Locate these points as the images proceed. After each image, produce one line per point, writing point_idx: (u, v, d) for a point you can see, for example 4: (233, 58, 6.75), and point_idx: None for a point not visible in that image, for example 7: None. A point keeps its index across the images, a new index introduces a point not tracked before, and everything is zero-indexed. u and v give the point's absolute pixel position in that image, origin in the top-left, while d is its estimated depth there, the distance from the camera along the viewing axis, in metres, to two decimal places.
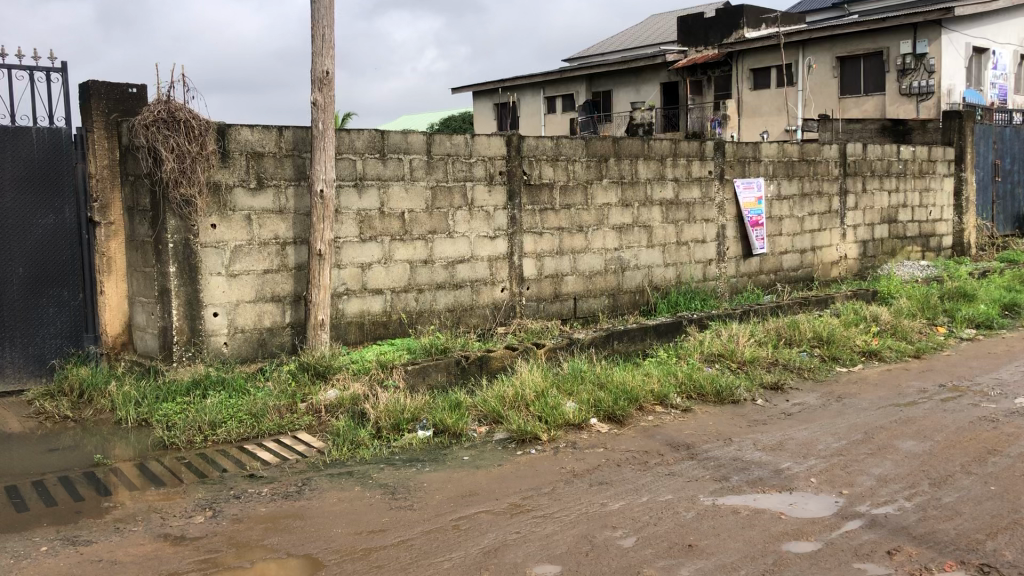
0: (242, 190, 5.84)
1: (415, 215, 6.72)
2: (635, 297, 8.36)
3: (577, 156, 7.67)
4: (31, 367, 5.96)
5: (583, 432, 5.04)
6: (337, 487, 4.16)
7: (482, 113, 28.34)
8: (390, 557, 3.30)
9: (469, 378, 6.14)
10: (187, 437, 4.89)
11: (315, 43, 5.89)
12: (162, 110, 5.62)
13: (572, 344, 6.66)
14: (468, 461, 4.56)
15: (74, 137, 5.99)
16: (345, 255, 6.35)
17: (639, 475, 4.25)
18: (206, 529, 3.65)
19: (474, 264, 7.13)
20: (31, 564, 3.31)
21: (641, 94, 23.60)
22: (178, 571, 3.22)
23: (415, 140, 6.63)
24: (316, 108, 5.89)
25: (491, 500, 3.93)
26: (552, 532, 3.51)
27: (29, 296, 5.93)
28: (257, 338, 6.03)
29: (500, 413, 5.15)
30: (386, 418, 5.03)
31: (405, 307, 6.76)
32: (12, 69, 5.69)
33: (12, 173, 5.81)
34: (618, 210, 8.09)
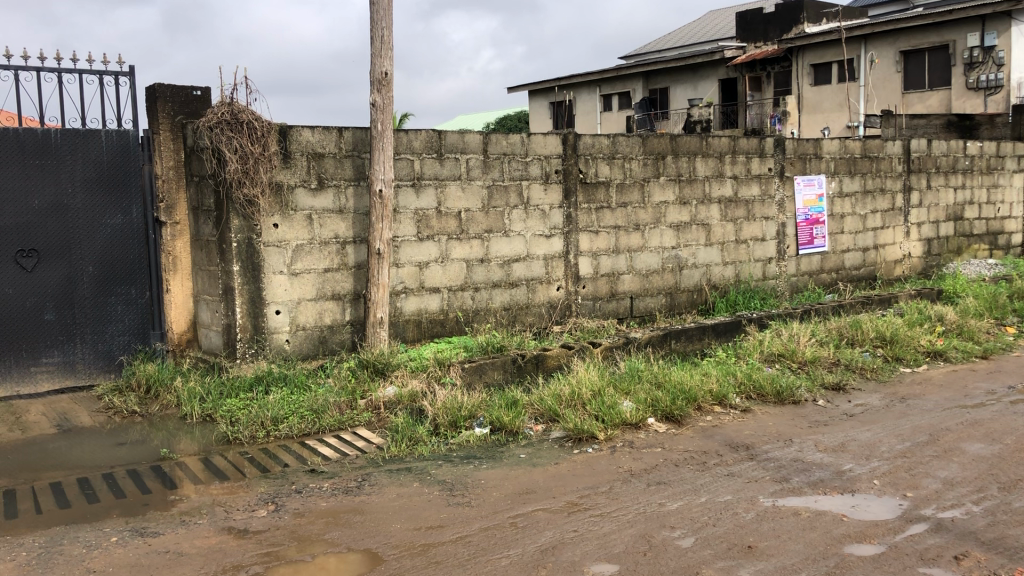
0: (304, 190, 5.94)
1: (471, 214, 6.76)
2: (693, 296, 8.29)
3: (634, 154, 7.63)
4: (101, 362, 6.14)
5: (641, 432, 5.01)
6: (396, 483, 4.21)
7: (538, 112, 28.37)
8: (448, 553, 3.33)
9: (525, 376, 6.15)
10: (249, 432, 4.99)
11: (374, 45, 5.94)
12: (226, 113, 5.74)
13: (629, 343, 6.62)
14: (525, 459, 4.58)
15: (140, 139, 6.15)
16: (403, 254, 6.42)
17: (698, 475, 4.22)
18: (268, 522, 3.73)
19: (530, 262, 7.14)
20: (101, 554, 3.41)
21: (699, 91, 23.36)
22: (242, 564, 3.29)
23: (472, 140, 6.66)
24: (375, 108, 5.95)
25: (548, 499, 3.93)
26: (609, 531, 3.50)
27: (99, 294, 6.10)
28: (317, 335, 6.13)
29: (556, 411, 5.15)
30: (443, 415, 5.08)
31: (462, 305, 6.81)
32: (82, 74, 5.87)
33: (83, 175, 5.99)
34: (676, 208, 8.02)
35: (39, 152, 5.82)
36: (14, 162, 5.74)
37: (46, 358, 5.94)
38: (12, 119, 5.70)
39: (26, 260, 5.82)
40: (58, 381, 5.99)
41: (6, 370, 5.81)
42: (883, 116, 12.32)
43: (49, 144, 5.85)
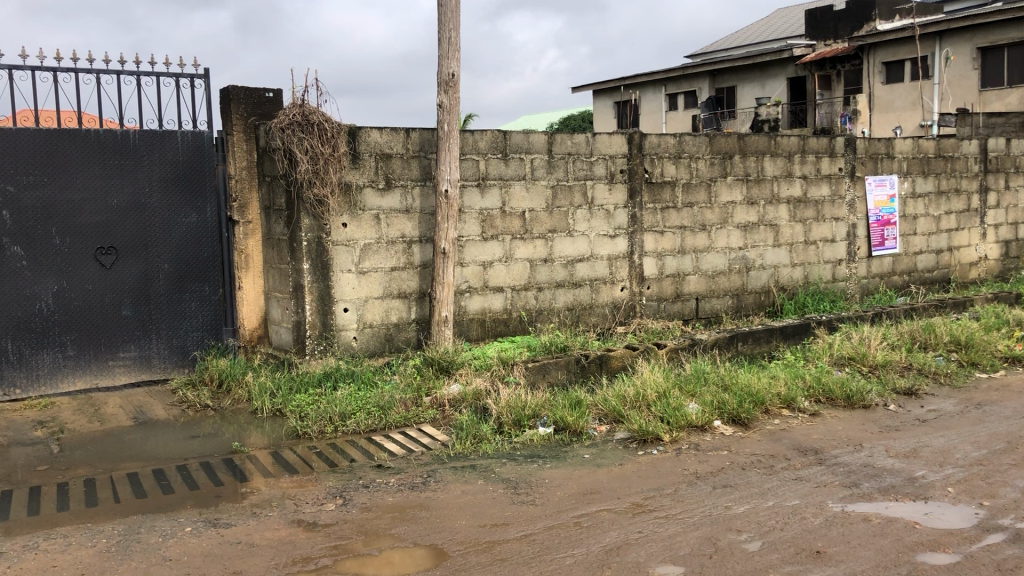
0: (372, 190, 6.03)
1: (535, 215, 6.78)
2: (761, 298, 8.18)
3: (701, 153, 7.56)
4: (175, 357, 6.32)
5: (707, 435, 4.97)
6: (461, 480, 4.25)
7: (602, 111, 28.27)
8: (513, 551, 3.35)
9: (588, 377, 6.14)
10: (318, 427, 5.09)
11: (442, 46, 5.98)
12: (297, 114, 5.85)
13: (694, 345, 6.57)
14: (589, 459, 4.58)
15: (215, 140, 6.31)
16: (468, 253, 6.48)
17: (765, 479, 4.17)
18: (336, 516, 3.79)
19: (595, 263, 7.13)
20: (177, 543, 3.51)
21: (766, 89, 23.02)
22: (311, 556, 3.35)
23: (537, 139, 6.69)
24: (442, 109, 6.00)
25: (612, 499, 3.93)
26: (674, 533, 3.49)
27: (174, 290, 6.27)
28: (383, 333, 6.22)
29: (621, 413, 5.13)
30: (507, 413, 5.10)
31: (525, 305, 6.83)
32: (159, 76, 6.05)
33: (160, 175, 6.17)
34: (743, 208, 7.93)
35: (118, 152, 6.00)
36: (95, 162, 5.94)
37: (123, 352, 6.13)
38: (93, 120, 5.89)
39: (106, 257, 6.01)
40: (135, 375, 6.18)
41: (85, 363, 6.01)
42: (958, 116, 12.01)
43: (128, 145, 6.03)
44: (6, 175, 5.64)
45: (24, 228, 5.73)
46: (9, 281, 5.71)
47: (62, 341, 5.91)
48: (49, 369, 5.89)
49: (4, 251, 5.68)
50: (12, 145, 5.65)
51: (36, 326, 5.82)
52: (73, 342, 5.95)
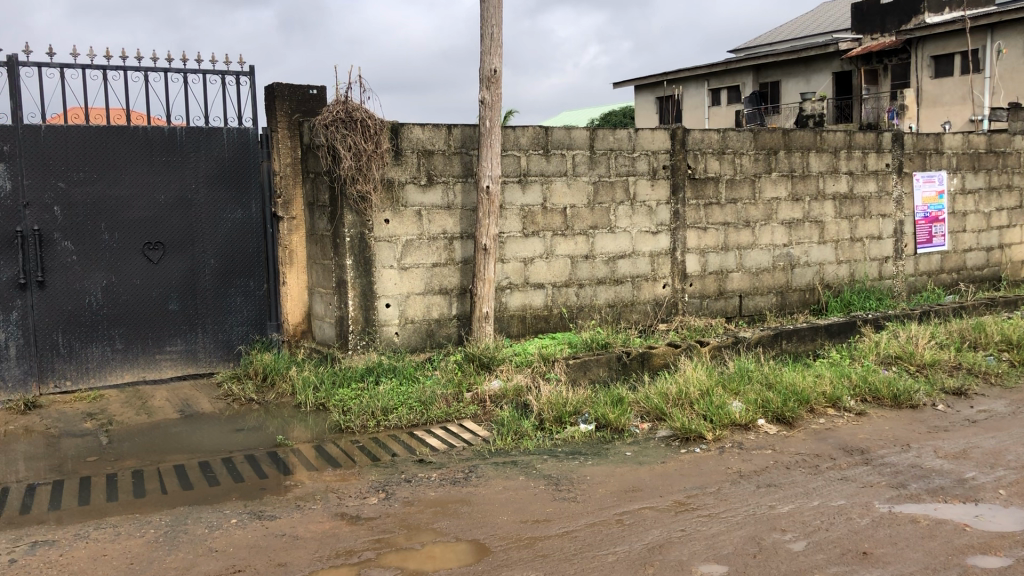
0: (414, 186, 6.06)
1: (577, 211, 6.76)
2: (806, 296, 8.08)
3: (745, 149, 7.49)
4: (220, 352, 6.41)
5: (750, 433, 4.92)
6: (502, 476, 4.26)
7: (643, 107, 28.12)
8: (554, 547, 3.35)
9: (630, 374, 6.11)
10: (360, 421, 5.14)
11: (484, 42, 5.98)
12: (341, 111, 5.90)
13: (738, 343, 6.50)
14: (631, 457, 4.56)
15: (260, 136, 6.38)
16: (509, 250, 6.48)
17: (810, 479, 4.12)
18: (379, 510, 3.82)
19: (636, 259, 7.09)
20: (223, 535, 3.56)
21: (811, 84, 22.72)
22: (354, 549, 3.38)
23: (578, 135, 6.67)
24: (484, 105, 6.00)
25: (654, 497, 3.91)
26: (717, 532, 3.46)
27: (219, 285, 6.36)
28: (425, 328, 6.25)
29: (663, 410, 5.10)
30: (549, 410, 5.10)
31: (567, 301, 6.82)
32: (206, 74, 6.13)
33: (206, 171, 6.25)
34: (788, 204, 7.84)
35: (166, 149, 6.10)
36: (143, 159, 6.03)
37: (170, 346, 6.23)
38: (142, 117, 5.98)
39: (153, 252, 6.11)
40: (181, 368, 6.28)
41: (133, 356, 6.11)
42: (1010, 110, 11.77)
43: (175, 142, 6.12)
44: (57, 171, 5.76)
45: (74, 224, 5.84)
46: (60, 276, 5.82)
47: (111, 335, 6.02)
48: (99, 362, 6.01)
49: (55, 246, 5.80)
50: (63, 142, 5.76)
51: (86, 320, 5.93)
52: (121, 335, 6.06)
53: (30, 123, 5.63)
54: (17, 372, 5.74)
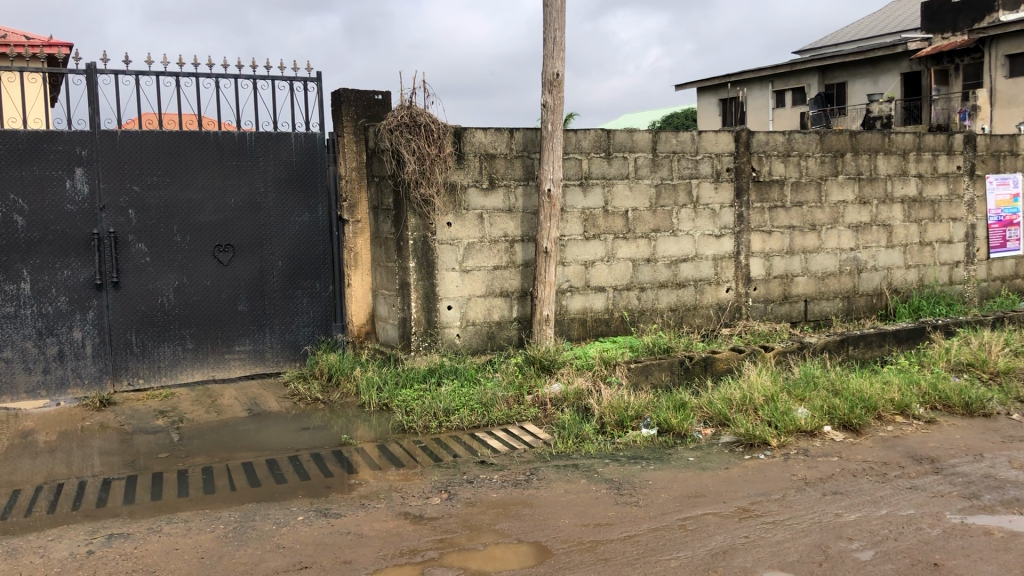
0: (476, 190, 6.11)
1: (638, 214, 6.74)
2: (873, 301, 7.92)
3: (811, 151, 7.39)
4: (287, 352, 6.53)
5: (816, 440, 4.85)
6: (563, 479, 4.27)
7: (706, 109, 27.86)
8: (616, 551, 3.35)
9: (693, 379, 6.06)
10: (423, 422, 5.19)
11: (547, 46, 5.98)
12: (405, 116, 5.97)
13: (803, 348, 6.41)
14: (694, 462, 4.53)
15: (327, 141, 6.49)
16: (570, 253, 6.49)
17: (877, 487, 4.05)
18: (442, 510, 3.86)
19: (699, 263, 7.04)
20: (290, 531, 3.64)
21: (878, 85, 22.26)
22: (418, 548, 3.42)
23: (641, 138, 6.65)
24: (546, 109, 6.01)
25: (718, 503, 3.88)
26: (783, 539, 3.42)
27: (287, 287, 6.48)
28: (486, 331, 6.29)
29: (727, 416, 5.06)
30: (610, 414, 5.08)
31: (628, 305, 6.80)
32: (275, 80, 6.27)
33: (275, 175, 6.38)
34: (855, 207, 7.70)
35: (236, 153, 6.24)
36: (214, 163, 6.18)
37: (239, 346, 6.37)
38: (213, 123, 6.14)
39: (223, 254, 6.25)
40: (249, 368, 6.41)
41: (204, 356, 6.27)
42: None
43: (245, 147, 6.26)
44: (132, 175, 5.94)
45: (148, 226, 6.02)
46: (134, 277, 6.00)
47: (182, 334, 6.19)
48: (171, 361, 6.17)
49: (130, 248, 5.98)
50: (138, 147, 5.94)
51: (159, 319, 6.10)
52: (192, 335, 6.22)
53: (107, 129, 5.83)
54: (93, 370, 5.94)
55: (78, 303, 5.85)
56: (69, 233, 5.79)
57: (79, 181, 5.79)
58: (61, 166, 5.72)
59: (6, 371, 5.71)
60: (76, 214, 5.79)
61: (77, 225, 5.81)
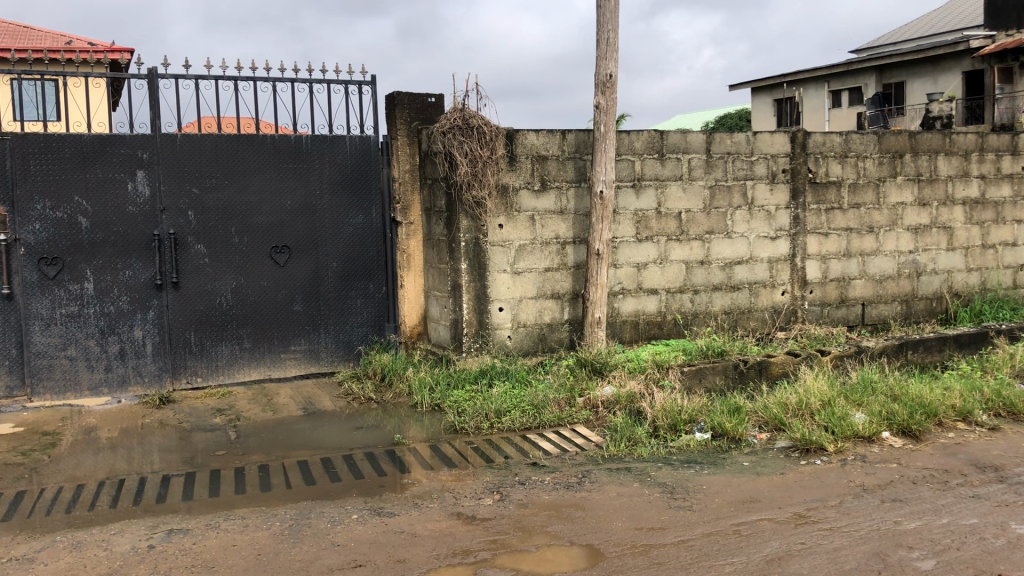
0: (528, 191, 6.12)
1: (692, 215, 6.69)
2: (933, 305, 7.76)
3: (869, 152, 7.26)
4: (341, 352, 6.61)
5: (875, 446, 4.76)
6: (616, 482, 4.25)
7: (760, 110, 27.54)
8: (670, 555, 3.33)
9: (747, 383, 5.98)
10: (474, 423, 5.21)
11: (600, 47, 5.96)
12: (458, 118, 6.00)
13: (861, 352, 6.30)
14: (748, 467, 4.48)
15: (380, 144, 6.55)
16: (622, 255, 6.47)
17: (939, 495, 3.96)
18: (494, 511, 3.87)
19: (754, 265, 6.96)
20: (345, 529, 3.68)
21: (938, 84, 21.78)
22: (470, 549, 3.43)
23: (694, 139, 6.60)
24: (599, 110, 5.99)
25: (773, 509, 3.83)
26: (839, 546, 3.37)
27: (341, 288, 6.55)
28: (537, 333, 6.30)
29: (782, 420, 5.00)
30: (663, 417, 5.05)
31: (681, 308, 6.75)
32: (330, 83, 6.35)
33: (330, 178, 6.46)
34: (914, 209, 7.55)
35: (292, 156, 6.33)
36: (271, 166, 6.28)
37: (294, 346, 6.46)
38: (270, 126, 6.24)
39: (280, 255, 6.35)
40: (304, 367, 6.50)
41: (260, 355, 6.36)
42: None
43: (301, 149, 6.35)
44: (191, 177, 6.06)
45: (207, 228, 6.13)
46: (193, 277, 6.12)
47: (239, 334, 6.29)
48: (228, 360, 6.28)
49: (189, 249, 6.10)
50: (197, 150, 6.06)
51: (217, 319, 6.21)
52: (249, 335, 6.32)
53: (167, 133, 5.96)
54: (153, 369, 6.07)
55: (139, 303, 5.99)
56: (131, 234, 5.93)
57: (140, 183, 5.93)
58: (123, 169, 5.87)
59: (70, 368, 5.86)
60: (137, 215, 5.94)
61: (139, 226, 5.95)
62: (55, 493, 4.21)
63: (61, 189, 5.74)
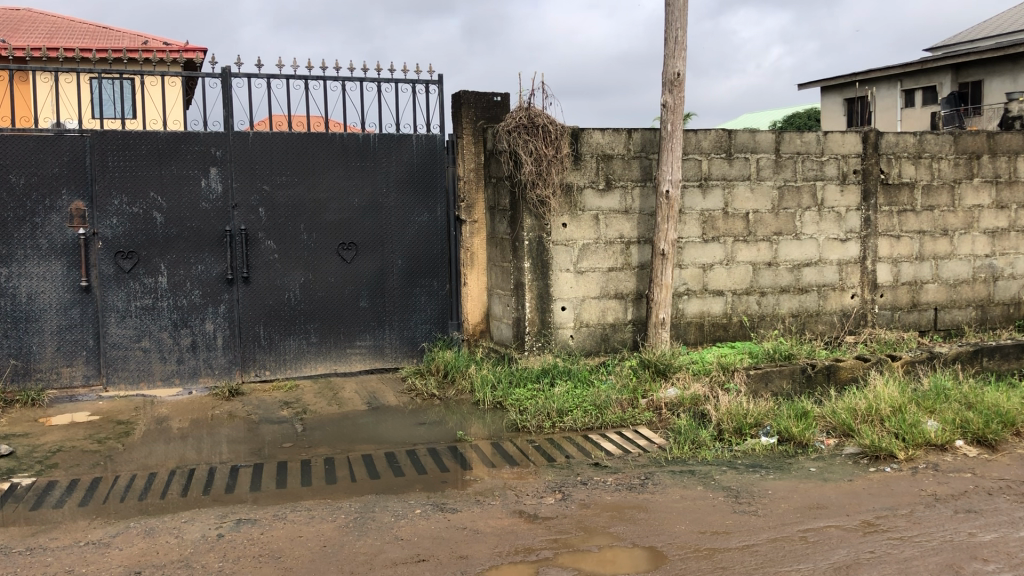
0: (592, 191, 6.11)
1: (760, 216, 6.59)
2: (1010, 311, 7.52)
3: (945, 153, 7.07)
4: (405, 348, 6.67)
5: (947, 455, 4.65)
6: (679, 485, 4.22)
7: (829, 109, 27.02)
8: (734, 560, 3.29)
9: (815, 387, 5.88)
10: (536, 422, 5.23)
11: (668, 46, 5.91)
12: (523, 117, 6.01)
13: (933, 359, 6.14)
14: (815, 473, 4.40)
15: (446, 143, 6.60)
16: (687, 255, 6.42)
17: (1016, 507, 3.84)
18: (557, 510, 3.87)
19: (823, 267, 6.84)
20: (408, 524, 3.72)
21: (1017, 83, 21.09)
22: (532, 547, 3.44)
23: (763, 139, 6.51)
24: (666, 109, 5.94)
25: (841, 516, 3.76)
26: (910, 556, 3.30)
27: (406, 285, 6.61)
28: (600, 333, 6.28)
29: (851, 426, 4.90)
30: (728, 421, 4.99)
31: (747, 310, 6.66)
32: (398, 83, 6.42)
33: (396, 176, 6.52)
34: (991, 212, 7.33)
35: (360, 154, 6.41)
36: (339, 164, 6.38)
37: (360, 341, 6.54)
38: (338, 125, 6.34)
39: (347, 252, 6.43)
40: (369, 363, 6.58)
41: (326, 350, 6.46)
42: None
43: (369, 148, 6.42)
44: (262, 175, 6.18)
45: (277, 224, 6.25)
46: (263, 273, 6.24)
47: (306, 329, 6.39)
48: (296, 354, 6.39)
49: (259, 245, 6.22)
50: (268, 148, 6.18)
51: (285, 314, 6.32)
52: (315, 330, 6.42)
53: (240, 131, 6.09)
54: (223, 361, 6.20)
55: (211, 297, 6.13)
56: (204, 230, 6.07)
57: (213, 180, 6.06)
58: (197, 166, 6.02)
59: (144, 360, 6.03)
60: (210, 211, 6.08)
61: (211, 222, 6.09)
62: (128, 481, 4.34)
63: (137, 184, 5.91)
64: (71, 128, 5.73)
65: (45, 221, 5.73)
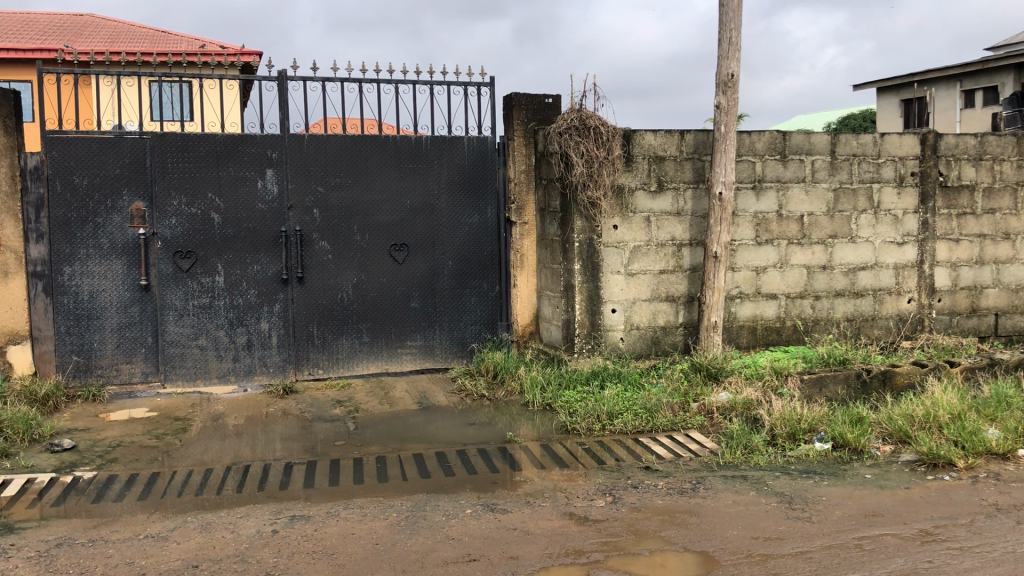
0: (643, 193, 6.09)
1: (815, 218, 6.51)
2: None
3: (1007, 155, 6.90)
4: (455, 349, 6.71)
5: (1009, 464, 4.54)
6: (731, 490, 4.18)
7: (886, 110, 26.53)
8: (787, 567, 3.26)
9: (870, 393, 5.78)
10: (586, 424, 5.22)
11: (722, 46, 5.86)
12: (575, 118, 6.00)
13: (994, 365, 6.01)
14: (871, 480, 4.33)
15: (497, 144, 6.63)
16: (740, 258, 6.36)
17: None
18: (607, 513, 3.87)
19: (879, 271, 6.72)
20: (459, 524, 3.74)
21: None
22: (583, 549, 3.44)
23: (819, 140, 6.43)
24: (719, 110, 5.89)
25: (898, 524, 3.70)
26: (971, 567, 3.23)
27: (457, 285, 6.65)
28: (651, 336, 6.25)
29: (908, 433, 4.82)
30: (781, 425, 4.94)
31: (801, 314, 6.58)
32: (450, 85, 6.46)
33: (448, 178, 6.56)
34: None
35: (412, 156, 6.47)
36: (392, 166, 6.44)
37: (410, 341, 6.59)
38: (391, 127, 6.40)
39: (399, 253, 6.49)
40: (419, 363, 6.63)
41: (378, 350, 6.53)
42: None
43: (421, 150, 6.48)
44: (317, 176, 6.26)
45: (331, 225, 6.33)
46: (317, 273, 6.33)
47: (359, 329, 6.46)
48: (348, 353, 6.46)
49: (314, 245, 6.31)
50: (323, 149, 6.26)
51: (338, 314, 6.39)
52: (367, 330, 6.48)
53: (295, 133, 6.18)
54: (277, 360, 6.30)
55: (266, 296, 6.23)
56: (260, 230, 6.18)
57: (269, 181, 6.16)
58: (253, 167, 6.12)
59: (201, 358, 6.14)
60: (266, 212, 6.18)
61: (267, 223, 6.19)
62: (186, 476, 4.43)
63: (196, 186, 6.03)
64: (132, 131, 5.87)
65: (107, 220, 5.88)
